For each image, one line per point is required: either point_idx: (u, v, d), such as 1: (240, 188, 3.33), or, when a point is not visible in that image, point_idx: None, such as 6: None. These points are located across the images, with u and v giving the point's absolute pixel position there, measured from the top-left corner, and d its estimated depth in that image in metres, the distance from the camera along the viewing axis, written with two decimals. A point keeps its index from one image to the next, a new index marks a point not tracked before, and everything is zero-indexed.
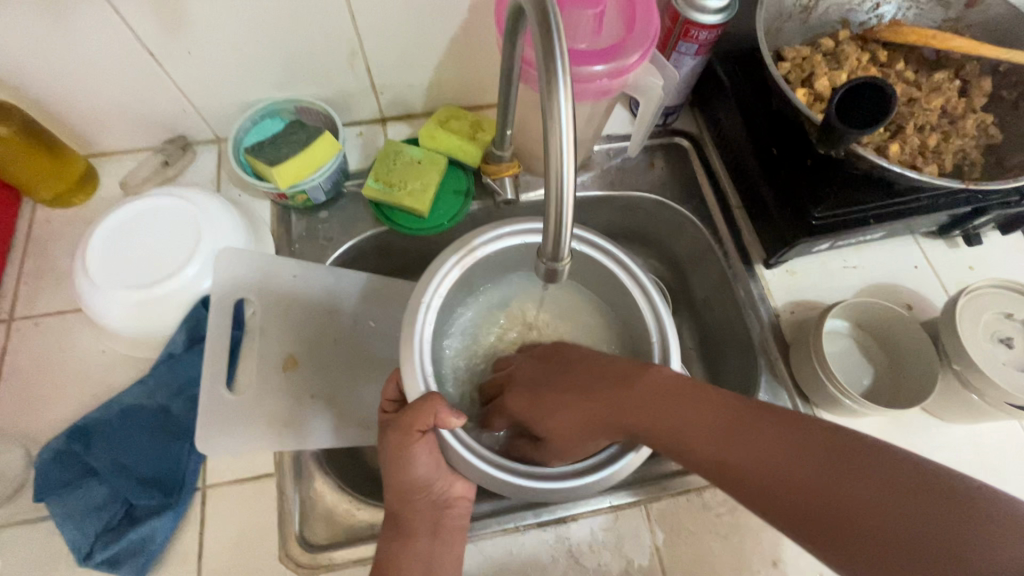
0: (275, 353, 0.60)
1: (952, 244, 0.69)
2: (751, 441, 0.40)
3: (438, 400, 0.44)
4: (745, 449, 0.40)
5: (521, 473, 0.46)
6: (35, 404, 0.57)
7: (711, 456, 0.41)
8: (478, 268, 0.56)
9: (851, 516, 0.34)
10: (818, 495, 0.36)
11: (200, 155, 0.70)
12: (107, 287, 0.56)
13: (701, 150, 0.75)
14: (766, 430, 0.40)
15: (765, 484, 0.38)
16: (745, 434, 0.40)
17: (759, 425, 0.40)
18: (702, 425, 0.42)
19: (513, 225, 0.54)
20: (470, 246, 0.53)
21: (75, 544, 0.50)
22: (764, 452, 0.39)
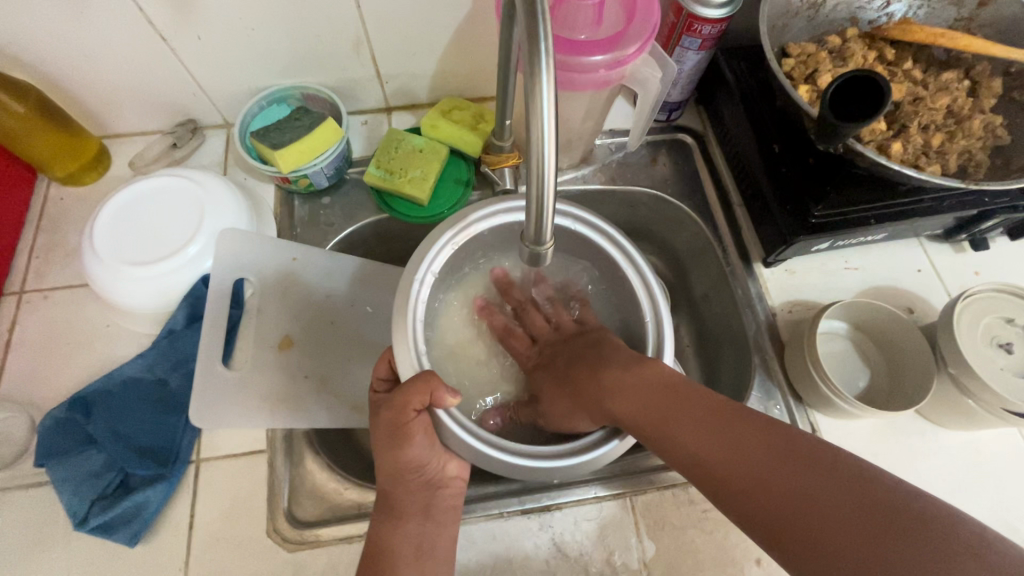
0: (271, 333, 0.60)
1: (958, 249, 0.68)
2: (740, 456, 0.40)
3: (433, 379, 0.45)
4: (731, 464, 0.40)
5: (509, 449, 0.46)
6: (42, 373, 0.59)
7: (696, 464, 0.42)
8: (480, 241, 0.56)
9: (833, 548, 0.34)
10: (809, 527, 0.35)
11: (209, 139, 0.72)
12: (112, 262, 0.57)
13: (705, 147, 0.75)
14: (757, 442, 0.40)
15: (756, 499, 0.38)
16: (737, 447, 0.41)
17: (748, 434, 0.41)
18: (693, 434, 0.43)
19: (502, 203, 0.54)
20: (468, 218, 0.53)
21: (71, 508, 0.52)
22: (750, 469, 0.39)
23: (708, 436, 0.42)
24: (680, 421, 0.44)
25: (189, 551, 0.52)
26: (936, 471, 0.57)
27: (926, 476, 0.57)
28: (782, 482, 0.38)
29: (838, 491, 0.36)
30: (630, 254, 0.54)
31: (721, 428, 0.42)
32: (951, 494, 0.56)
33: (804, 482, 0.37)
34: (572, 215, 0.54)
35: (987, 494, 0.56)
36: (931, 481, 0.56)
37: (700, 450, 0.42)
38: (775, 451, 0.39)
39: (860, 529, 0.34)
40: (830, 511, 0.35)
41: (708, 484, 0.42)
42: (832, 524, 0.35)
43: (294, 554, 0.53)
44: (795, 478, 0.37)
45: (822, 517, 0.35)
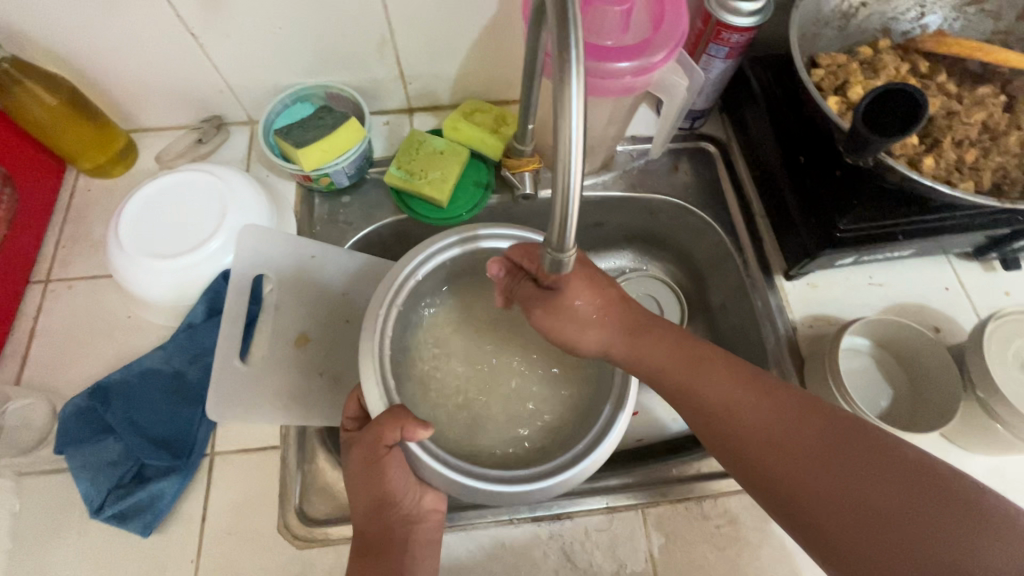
0: (288, 330, 0.60)
1: (988, 267, 0.66)
2: (762, 416, 0.42)
3: (403, 414, 0.44)
4: (752, 423, 0.42)
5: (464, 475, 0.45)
6: (64, 361, 0.60)
7: (716, 421, 0.43)
8: (460, 263, 0.56)
9: (851, 504, 0.36)
10: (828, 484, 0.37)
11: (233, 135, 0.73)
12: (134, 255, 0.58)
13: (727, 156, 0.74)
14: (780, 405, 0.42)
15: (776, 456, 0.40)
16: (759, 408, 0.42)
17: (771, 397, 0.42)
18: (714, 390, 0.44)
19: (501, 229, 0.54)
20: (470, 229, 0.54)
21: (88, 496, 0.52)
22: (772, 429, 0.41)
23: (730, 395, 0.43)
24: (704, 379, 0.45)
25: (200, 544, 0.53)
26: None
27: None
28: (803, 443, 0.39)
29: (872, 462, 0.37)
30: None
31: (761, 394, 0.43)
32: None
33: (826, 443, 0.39)
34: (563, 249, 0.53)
35: None
36: None
37: (737, 415, 0.43)
38: (811, 421, 0.40)
39: (877, 487, 0.36)
40: (850, 472, 0.37)
41: (725, 440, 0.43)
42: (852, 483, 0.37)
43: (304, 551, 0.53)
44: (818, 441, 0.39)
45: (842, 474, 0.37)
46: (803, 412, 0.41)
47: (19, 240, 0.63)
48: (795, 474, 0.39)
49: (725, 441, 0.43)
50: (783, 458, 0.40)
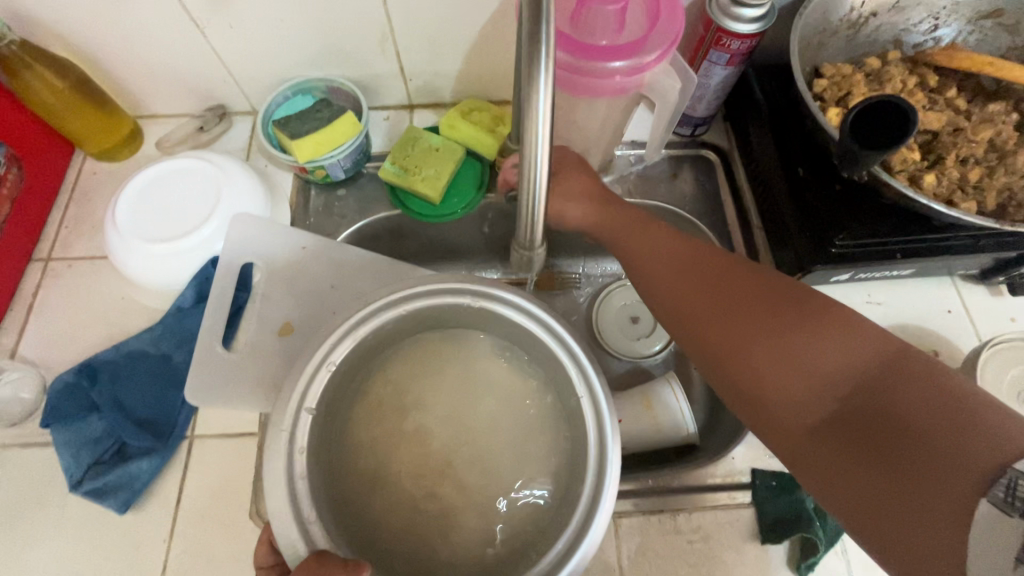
0: (274, 318, 0.61)
1: (994, 291, 0.63)
2: (714, 300, 0.46)
3: (327, 559, 0.37)
4: (706, 306, 0.47)
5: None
6: (58, 338, 0.61)
7: (676, 309, 0.49)
8: (389, 332, 0.48)
9: (786, 369, 0.40)
10: (763, 344, 0.42)
11: (236, 124, 0.74)
12: (129, 237, 0.59)
13: (728, 165, 0.72)
14: (741, 287, 0.46)
15: (722, 334, 0.45)
16: (714, 292, 0.47)
17: (736, 282, 0.47)
18: (676, 281, 0.50)
19: (444, 286, 0.46)
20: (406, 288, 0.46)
21: (69, 470, 0.53)
22: (724, 306, 0.45)
23: (698, 286, 0.48)
24: (674, 276, 0.50)
25: (174, 525, 0.53)
26: None
27: None
28: (748, 317, 0.44)
29: (812, 331, 0.41)
30: (572, 349, 0.45)
31: (759, 289, 0.45)
32: None
33: (769, 317, 0.43)
34: (523, 311, 0.46)
35: None
36: None
37: (731, 308, 0.45)
38: (764, 300, 0.44)
39: (812, 355, 0.40)
40: (787, 340, 0.41)
41: (684, 322, 0.48)
42: (792, 351, 0.41)
43: None
44: (762, 316, 0.43)
45: (778, 340, 0.42)
46: (795, 297, 0.43)
47: (22, 218, 0.64)
48: (737, 342, 0.43)
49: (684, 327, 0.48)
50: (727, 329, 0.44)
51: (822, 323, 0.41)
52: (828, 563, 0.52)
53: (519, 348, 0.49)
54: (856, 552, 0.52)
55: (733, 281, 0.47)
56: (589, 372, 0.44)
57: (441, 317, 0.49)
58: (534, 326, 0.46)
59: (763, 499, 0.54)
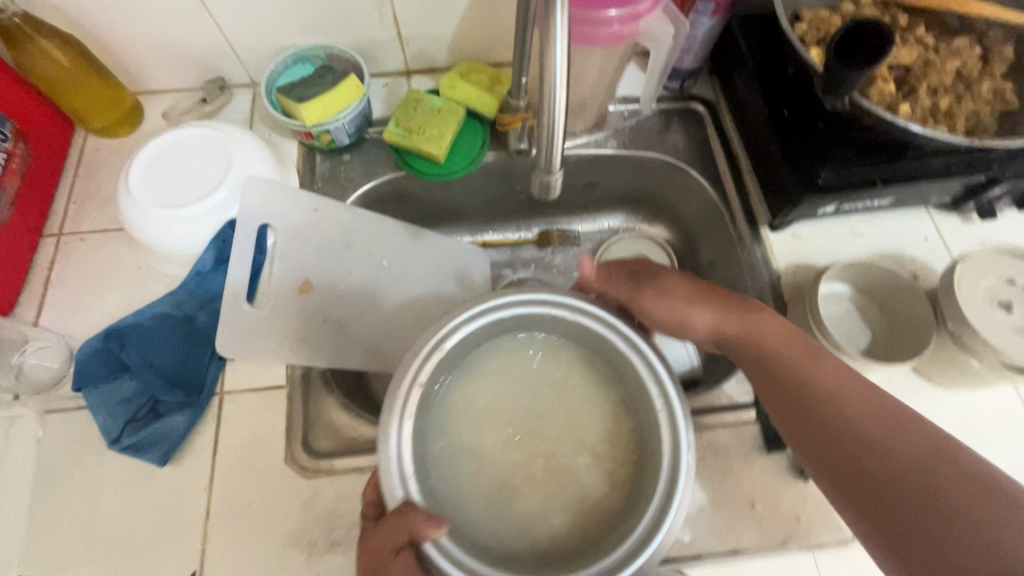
0: (294, 276, 0.63)
1: (966, 218, 0.68)
2: (819, 369, 0.46)
3: (412, 513, 0.41)
4: (823, 378, 0.46)
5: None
6: (79, 308, 0.62)
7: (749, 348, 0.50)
8: (463, 346, 0.49)
9: (866, 437, 0.42)
10: (833, 398, 0.45)
11: (236, 96, 0.75)
12: (146, 205, 0.60)
13: (716, 116, 0.76)
14: (821, 365, 0.47)
15: (809, 394, 0.46)
16: (809, 360, 0.47)
17: (802, 347, 0.48)
18: (772, 329, 0.50)
19: (515, 298, 0.48)
20: (483, 300, 0.47)
21: (106, 428, 0.55)
22: (823, 372, 0.46)
23: (778, 338, 0.49)
24: (763, 321, 0.50)
25: (212, 475, 0.55)
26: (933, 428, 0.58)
27: None
28: (822, 372, 0.46)
29: (882, 429, 0.42)
30: (630, 337, 0.47)
31: (839, 371, 0.46)
32: None
33: (854, 395, 0.44)
34: (594, 317, 0.49)
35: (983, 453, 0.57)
36: None
37: (834, 390, 0.45)
38: (854, 385, 0.45)
39: (895, 454, 0.40)
40: (859, 422, 0.43)
41: (760, 366, 0.49)
42: (869, 438, 0.42)
43: (312, 480, 0.56)
44: (845, 394, 0.44)
45: (859, 415, 0.43)
46: (871, 395, 0.44)
47: (31, 194, 0.65)
48: (819, 392, 0.45)
49: (761, 372, 0.49)
50: (810, 403, 0.45)
51: (888, 431, 0.42)
52: None
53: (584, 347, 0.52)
54: None
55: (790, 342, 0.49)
56: (649, 355, 0.46)
57: (511, 327, 0.51)
58: (590, 324, 0.48)
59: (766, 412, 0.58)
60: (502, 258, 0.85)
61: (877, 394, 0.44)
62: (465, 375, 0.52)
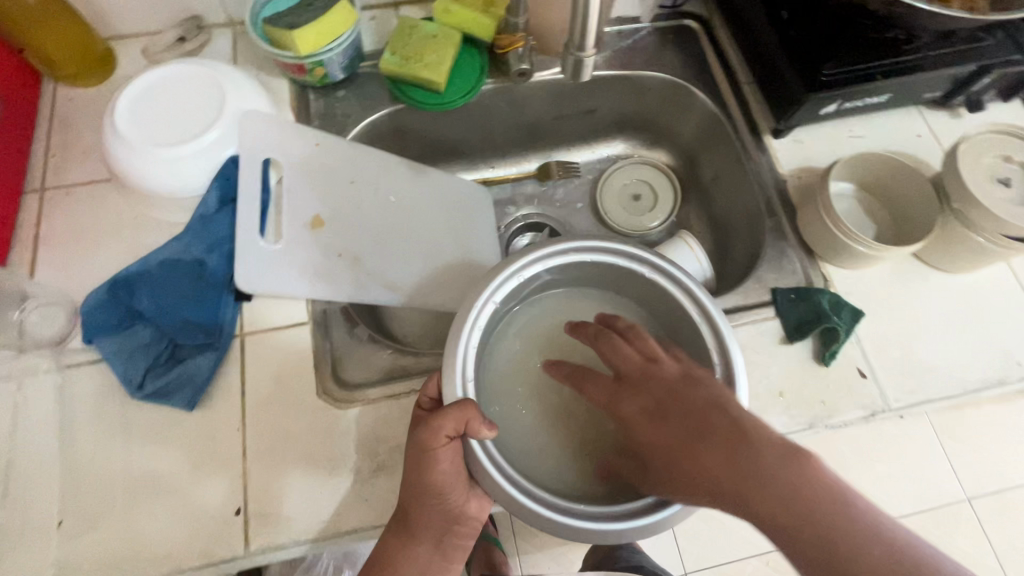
0: (304, 212, 0.61)
1: (955, 115, 0.71)
2: (723, 468, 0.37)
3: (472, 409, 0.43)
4: (716, 471, 0.37)
5: (521, 489, 0.44)
6: (76, 262, 0.59)
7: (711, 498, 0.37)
8: (530, 283, 0.53)
9: (841, 567, 0.33)
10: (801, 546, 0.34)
11: (215, 36, 0.71)
12: (139, 146, 0.57)
13: (710, 32, 0.76)
14: (758, 481, 0.36)
15: (766, 516, 0.35)
16: (711, 457, 0.38)
17: (732, 452, 0.37)
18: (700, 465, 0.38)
19: (582, 244, 0.51)
20: (549, 244, 0.51)
21: (126, 376, 0.53)
22: (731, 470, 0.37)
23: (707, 459, 0.38)
24: (674, 435, 0.40)
25: (242, 414, 0.54)
26: (939, 310, 0.61)
27: (931, 314, 0.61)
28: (773, 503, 0.35)
29: (856, 555, 0.33)
30: (684, 282, 0.50)
31: (797, 482, 0.35)
32: (954, 329, 0.60)
33: (796, 509, 0.34)
34: (653, 264, 0.51)
35: (985, 329, 0.60)
36: (934, 318, 0.61)
37: (793, 510, 0.34)
38: (777, 489, 0.35)
39: None
40: (839, 556, 0.33)
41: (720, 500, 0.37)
42: (846, 573, 0.32)
43: (347, 411, 0.55)
44: (777, 507, 0.35)
45: (828, 548, 0.33)
46: (811, 503, 0.34)
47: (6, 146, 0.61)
48: (779, 522, 0.35)
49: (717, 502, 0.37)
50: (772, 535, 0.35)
51: (846, 538, 0.33)
52: (848, 352, 0.59)
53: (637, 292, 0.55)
54: (869, 341, 0.59)
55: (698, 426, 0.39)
56: (703, 299, 0.49)
57: (575, 271, 0.54)
58: (631, 263, 0.52)
59: (786, 308, 0.60)
60: (505, 194, 0.85)
61: (798, 499, 0.34)
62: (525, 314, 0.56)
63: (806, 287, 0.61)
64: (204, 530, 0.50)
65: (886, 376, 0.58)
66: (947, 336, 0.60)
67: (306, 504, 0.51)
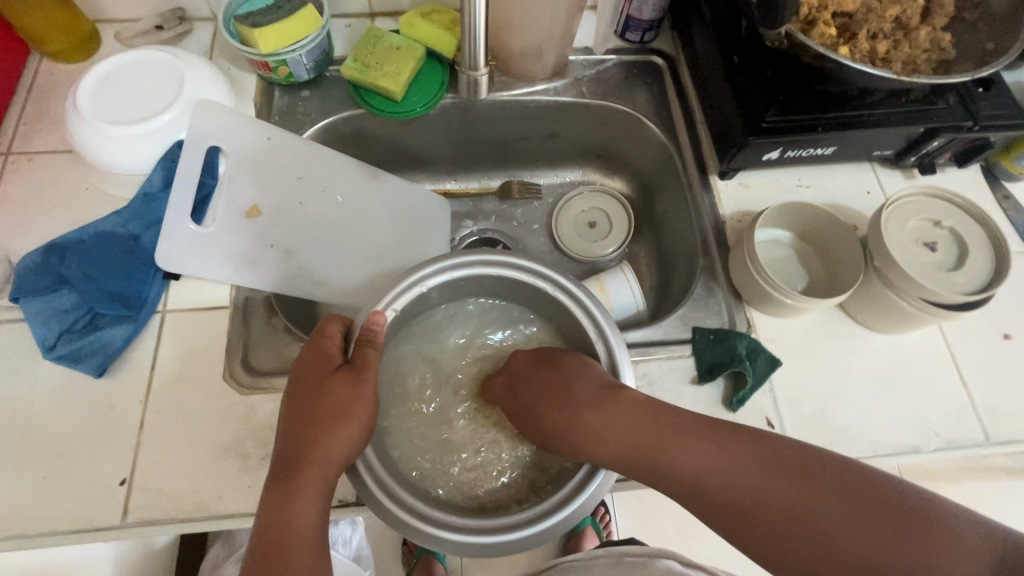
0: (243, 200, 0.63)
1: (909, 175, 0.70)
2: (627, 422, 0.46)
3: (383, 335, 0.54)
4: (625, 427, 0.46)
5: (405, 505, 0.46)
6: (23, 225, 0.62)
7: (621, 452, 0.46)
8: (438, 295, 0.55)
9: (716, 479, 0.43)
10: (690, 476, 0.44)
11: (196, 29, 0.74)
12: (92, 121, 0.60)
13: (675, 71, 0.77)
14: (640, 419, 0.46)
15: (662, 455, 0.45)
16: (620, 414, 0.47)
17: (627, 407, 0.47)
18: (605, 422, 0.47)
19: (486, 258, 0.53)
20: (451, 257, 0.53)
21: (42, 337, 0.55)
22: (628, 422, 0.46)
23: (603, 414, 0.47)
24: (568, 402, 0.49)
25: (148, 388, 0.55)
26: (861, 368, 0.60)
27: (852, 371, 0.60)
28: (661, 436, 0.45)
29: (717, 450, 0.44)
30: (585, 302, 0.52)
31: (664, 416, 0.46)
32: (876, 389, 0.59)
33: (669, 431, 0.45)
34: (555, 281, 0.53)
35: (908, 392, 0.59)
36: (855, 375, 0.59)
37: (670, 440, 0.45)
38: (657, 420, 0.46)
39: (735, 471, 0.43)
40: (706, 466, 0.43)
41: (632, 456, 0.46)
42: (710, 473, 0.43)
43: (248, 398, 0.56)
44: (666, 441, 0.45)
45: (698, 459, 0.44)
46: (672, 415, 0.46)
47: None
48: (669, 457, 0.45)
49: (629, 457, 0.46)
50: (670, 464, 0.45)
51: (705, 438, 0.45)
52: (757, 401, 0.58)
53: (546, 308, 0.56)
54: (783, 391, 0.58)
55: (647, 417, 0.46)
56: (603, 322, 0.51)
57: (488, 285, 0.56)
58: (533, 279, 0.53)
59: (701, 347, 0.60)
60: (463, 208, 0.86)
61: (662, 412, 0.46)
62: (441, 320, 0.58)
63: (726, 330, 0.60)
64: (87, 496, 0.51)
65: (795, 428, 0.57)
66: (865, 397, 0.59)
67: (189, 483, 0.52)
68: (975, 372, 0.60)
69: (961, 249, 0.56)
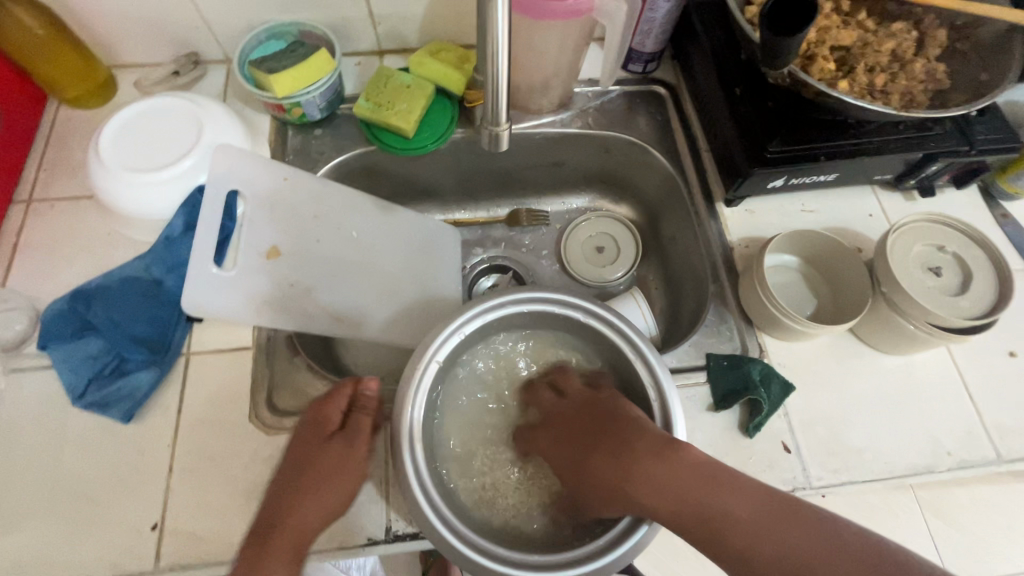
0: (260, 241, 0.63)
1: (909, 197, 0.72)
2: (673, 478, 0.46)
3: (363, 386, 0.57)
4: (669, 482, 0.46)
5: (469, 543, 0.47)
6: (46, 272, 0.63)
7: (661, 506, 0.46)
8: (474, 336, 0.56)
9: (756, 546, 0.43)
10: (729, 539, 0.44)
11: (210, 72, 0.76)
12: (114, 169, 0.61)
13: (677, 99, 0.80)
14: (684, 476, 0.46)
15: (704, 514, 0.45)
16: (665, 472, 0.46)
17: (675, 466, 0.46)
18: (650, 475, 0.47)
19: (520, 295, 0.55)
20: (489, 297, 0.54)
21: (70, 383, 0.56)
22: (673, 481, 0.46)
23: (650, 469, 0.47)
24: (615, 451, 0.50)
25: (175, 431, 0.56)
26: (872, 389, 0.61)
27: (864, 393, 0.61)
28: (705, 497, 0.45)
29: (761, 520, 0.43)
30: (624, 330, 0.54)
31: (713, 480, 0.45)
32: (888, 410, 0.60)
33: (714, 495, 0.45)
34: (587, 309, 0.55)
35: (919, 412, 0.60)
36: (866, 396, 0.61)
37: (713, 504, 0.45)
38: (704, 482, 0.45)
39: (777, 544, 0.42)
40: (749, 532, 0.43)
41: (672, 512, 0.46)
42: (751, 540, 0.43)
43: (274, 438, 0.57)
44: (710, 500, 0.45)
45: (740, 525, 0.44)
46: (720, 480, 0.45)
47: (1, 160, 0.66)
48: (711, 516, 0.45)
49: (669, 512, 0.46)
50: (709, 524, 0.45)
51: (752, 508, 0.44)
52: (772, 425, 0.59)
53: (579, 335, 0.59)
54: (797, 414, 0.60)
55: (704, 479, 0.46)
56: (643, 347, 0.53)
57: (520, 319, 0.58)
58: (568, 310, 0.55)
59: (715, 374, 0.61)
60: (473, 236, 0.88)
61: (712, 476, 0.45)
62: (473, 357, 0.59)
63: (739, 356, 0.62)
64: (119, 543, 0.52)
65: (811, 451, 0.58)
66: (878, 418, 0.60)
67: (219, 526, 0.53)
68: (982, 390, 0.62)
69: (966, 273, 0.58)
